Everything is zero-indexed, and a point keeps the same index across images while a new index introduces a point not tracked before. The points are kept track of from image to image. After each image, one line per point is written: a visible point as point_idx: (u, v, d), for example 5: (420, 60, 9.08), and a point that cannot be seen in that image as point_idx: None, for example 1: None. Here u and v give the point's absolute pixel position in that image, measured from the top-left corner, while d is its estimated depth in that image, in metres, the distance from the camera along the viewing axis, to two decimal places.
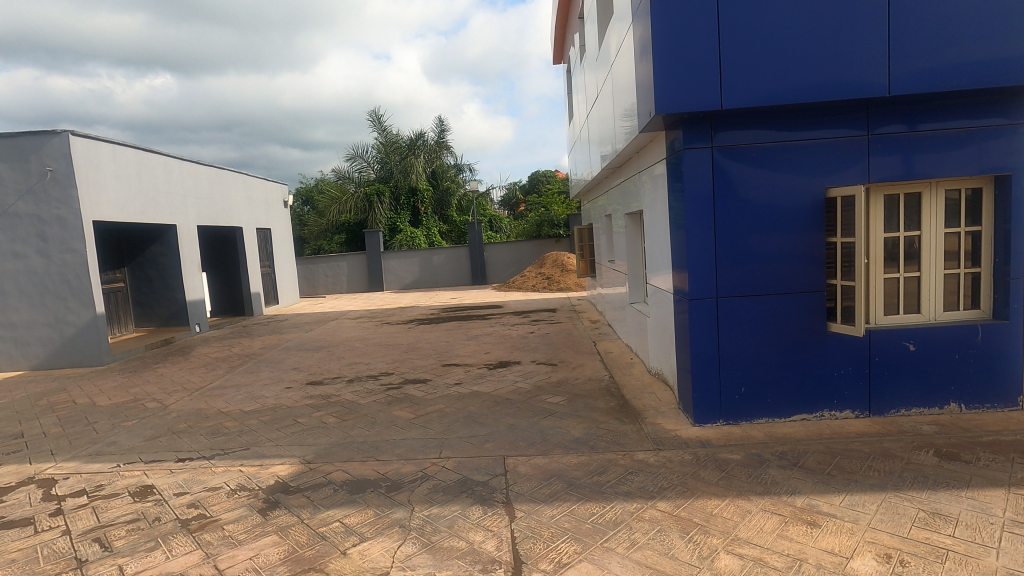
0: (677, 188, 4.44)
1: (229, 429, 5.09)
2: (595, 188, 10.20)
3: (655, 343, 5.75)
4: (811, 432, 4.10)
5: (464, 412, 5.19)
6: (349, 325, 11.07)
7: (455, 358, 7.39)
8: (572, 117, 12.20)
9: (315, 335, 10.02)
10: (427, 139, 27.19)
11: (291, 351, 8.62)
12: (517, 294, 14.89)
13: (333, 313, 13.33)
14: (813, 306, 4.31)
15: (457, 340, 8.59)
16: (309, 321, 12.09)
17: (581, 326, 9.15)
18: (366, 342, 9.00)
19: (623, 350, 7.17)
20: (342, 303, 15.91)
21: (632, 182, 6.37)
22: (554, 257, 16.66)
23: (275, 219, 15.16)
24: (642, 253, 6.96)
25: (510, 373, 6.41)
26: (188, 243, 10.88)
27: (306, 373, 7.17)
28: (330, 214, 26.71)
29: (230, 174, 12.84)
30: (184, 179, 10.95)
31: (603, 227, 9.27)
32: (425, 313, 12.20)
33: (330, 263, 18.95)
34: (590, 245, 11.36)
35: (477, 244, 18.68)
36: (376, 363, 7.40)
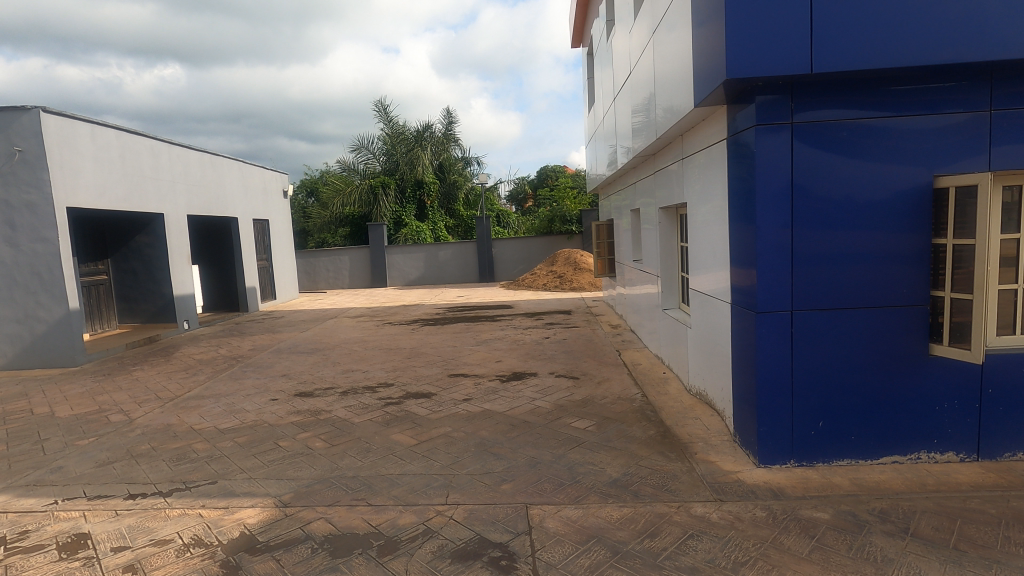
0: (742, 176, 3.61)
1: (198, 453, 4.32)
2: (617, 183, 9.37)
3: (699, 360, 4.93)
4: (911, 482, 3.28)
5: (474, 439, 4.39)
6: (348, 324, 10.29)
7: (463, 367, 6.59)
8: (591, 106, 11.36)
9: (311, 336, 9.25)
10: (434, 131, 26.40)
11: (283, 354, 7.85)
12: (528, 294, 14.07)
13: (332, 311, 12.55)
14: (912, 323, 3.48)
15: (465, 346, 7.79)
16: (306, 319, 11.33)
17: (601, 332, 8.34)
18: (365, 345, 8.21)
19: (653, 363, 6.36)
20: (343, 300, 15.15)
21: (671, 173, 5.54)
22: (566, 255, 15.85)
23: (273, 210, 14.40)
24: (677, 254, 6.13)
25: (527, 389, 5.60)
26: (177, 234, 10.15)
27: (296, 382, 6.39)
28: (334, 206, 25.93)
29: (225, 161, 12.08)
30: (173, 164, 10.20)
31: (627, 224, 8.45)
32: (430, 313, 11.41)
33: (332, 257, 18.18)
34: (609, 243, 10.52)
35: (485, 239, 17.87)
36: (374, 372, 6.60)
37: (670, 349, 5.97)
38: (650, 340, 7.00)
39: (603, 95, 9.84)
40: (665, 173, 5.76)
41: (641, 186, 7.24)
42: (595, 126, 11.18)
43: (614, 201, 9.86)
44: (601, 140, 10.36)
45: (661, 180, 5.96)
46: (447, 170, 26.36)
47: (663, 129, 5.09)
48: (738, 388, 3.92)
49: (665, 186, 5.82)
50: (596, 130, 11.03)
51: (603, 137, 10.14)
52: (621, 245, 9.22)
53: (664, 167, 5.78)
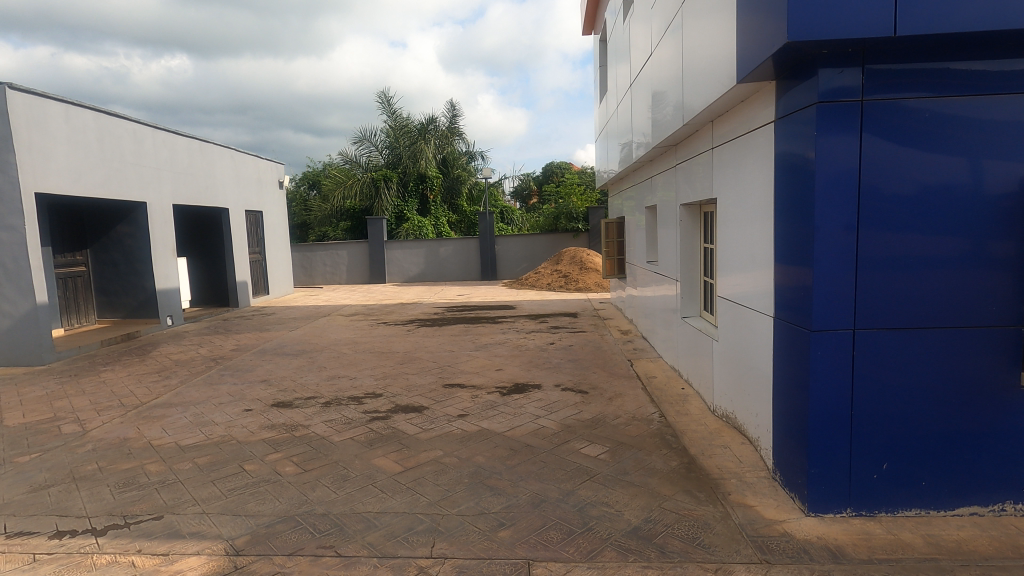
0: (796, 166, 3.00)
1: (149, 477, 3.75)
2: (629, 178, 8.75)
3: (727, 378, 4.32)
4: (1000, 544, 2.68)
5: (469, 466, 3.80)
6: (340, 323, 9.71)
7: (460, 377, 6.00)
8: (602, 97, 10.74)
9: (300, 335, 8.67)
10: (439, 124, 25.78)
11: (266, 356, 7.27)
12: (532, 294, 13.47)
13: (326, 308, 11.98)
14: (1001, 348, 2.87)
15: (463, 351, 7.20)
16: (297, 317, 10.75)
17: (610, 338, 7.74)
18: (355, 348, 7.62)
19: (670, 376, 5.75)
20: (339, 296, 14.57)
21: (696, 165, 4.93)
22: (572, 254, 15.25)
23: (268, 201, 13.83)
24: (700, 256, 5.52)
25: (530, 404, 5.00)
26: (162, 224, 9.58)
27: (276, 389, 5.81)
28: (334, 199, 25.35)
29: (216, 148, 11.49)
30: (158, 150, 9.62)
31: (641, 222, 7.84)
32: (428, 312, 10.83)
33: (330, 251, 17.60)
34: (618, 242, 9.91)
35: (488, 236, 17.27)
36: (363, 380, 6.01)
37: (690, 361, 5.36)
38: (665, 350, 6.38)
39: (616, 84, 9.21)
40: (688, 165, 5.15)
41: (658, 182, 6.62)
42: (606, 118, 10.54)
43: (626, 198, 9.24)
44: (613, 133, 9.73)
45: (684, 173, 5.35)
46: (450, 164, 25.72)
47: (691, 114, 4.47)
48: (782, 419, 3.32)
49: (689, 180, 5.21)
50: (607, 123, 10.40)
51: (615, 130, 9.53)
52: (633, 245, 8.61)
53: (688, 159, 5.17)
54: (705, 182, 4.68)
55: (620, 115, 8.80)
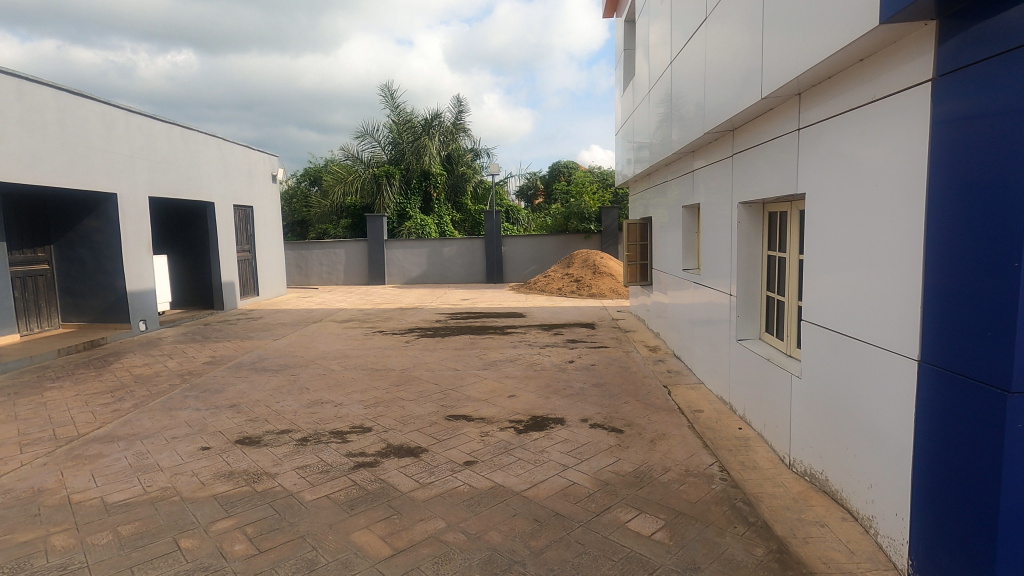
0: (981, 145, 2.01)
1: (48, 559, 2.77)
2: (660, 174, 7.75)
3: (813, 426, 3.33)
4: None
5: (480, 549, 2.81)
6: (332, 332, 8.74)
7: (466, 406, 5.01)
8: (624, 85, 9.78)
9: (284, 346, 7.70)
10: (444, 119, 24.81)
11: (241, 372, 6.29)
12: (542, 299, 12.51)
13: (318, 312, 11.02)
14: None
15: (469, 371, 6.21)
16: (286, 323, 9.79)
17: (637, 356, 6.75)
18: (345, 363, 6.64)
19: (720, 412, 4.74)
20: (335, 298, 13.61)
21: (768, 152, 3.94)
22: (584, 257, 14.31)
23: (259, 196, 12.88)
24: (761, 266, 4.51)
25: (554, 449, 4.01)
26: (134, 218, 8.62)
27: (244, 418, 4.83)
28: (334, 195, 24.42)
29: (201, 137, 10.55)
30: (132, 136, 8.66)
31: (675, 225, 6.85)
32: (429, 320, 9.86)
33: (326, 250, 16.63)
34: (641, 246, 8.95)
35: (494, 237, 16.31)
36: (350, 408, 5.03)
37: (749, 396, 4.36)
38: (709, 376, 5.38)
39: (642, 70, 8.21)
40: (755, 153, 4.16)
41: (704, 177, 5.62)
42: (628, 110, 9.55)
43: (655, 197, 8.25)
44: (638, 125, 8.74)
45: (747, 165, 4.36)
46: (455, 161, 24.74)
47: (773, 84, 3.48)
48: (925, 505, 2.34)
49: (755, 171, 4.21)
50: (629, 115, 9.40)
51: (640, 122, 8.55)
52: (663, 250, 7.61)
53: (755, 146, 4.19)
54: (785, 173, 3.69)
55: (648, 103, 7.79)
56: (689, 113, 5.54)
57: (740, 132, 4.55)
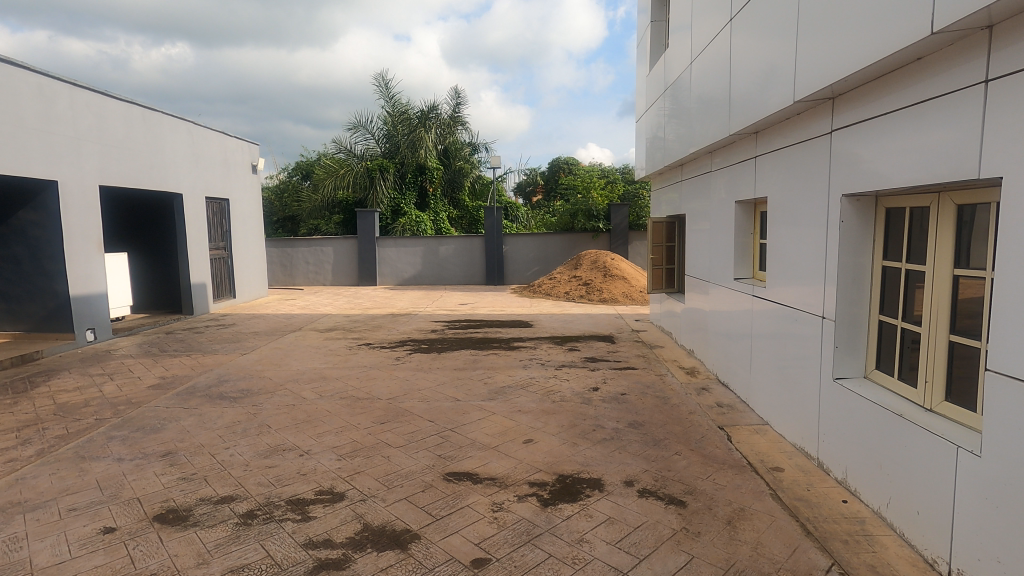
0: None
1: None
2: (699, 164, 6.59)
3: (1003, 532, 2.22)
4: None
5: None
6: (310, 344, 7.56)
7: (470, 458, 3.85)
8: (647, 65, 8.61)
9: (251, 363, 6.51)
10: (441, 111, 23.52)
11: (190, 402, 5.10)
12: (548, 304, 11.38)
13: (298, 319, 9.82)
14: None
15: (473, 402, 5.05)
16: (260, 332, 8.60)
17: (673, 381, 5.61)
18: (321, 389, 5.46)
19: (806, 471, 3.60)
20: (320, 300, 12.42)
21: (915, 120, 2.79)
22: (594, 257, 13.23)
23: (236, 187, 11.65)
24: (870, 282, 3.38)
25: (597, 538, 2.86)
26: (81, 211, 7.41)
27: (177, 474, 3.65)
28: (324, 189, 23.17)
29: (166, 119, 9.32)
30: (79, 114, 7.44)
31: (721, 225, 5.72)
32: (423, 329, 8.68)
33: (313, 247, 15.40)
34: (668, 248, 7.83)
35: (495, 235, 15.13)
36: (318, 459, 3.85)
37: (856, 457, 3.24)
38: (777, 418, 4.25)
39: (676, 43, 7.02)
40: (889, 124, 3.00)
41: (778, 164, 4.47)
42: (653, 92, 8.37)
43: (687, 193, 7.09)
44: (665, 110, 7.58)
45: (868, 144, 3.22)
46: (453, 155, 23.50)
47: (949, 16, 2.35)
48: None
49: (882, 150, 3.07)
50: (654, 99, 8.23)
51: (669, 105, 7.39)
52: (700, 254, 6.46)
53: (885, 114, 3.04)
54: (955, 147, 2.53)
55: (685, 80, 6.62)
56: (765, 80, 4.37)
57: (852, 99, 3.40)
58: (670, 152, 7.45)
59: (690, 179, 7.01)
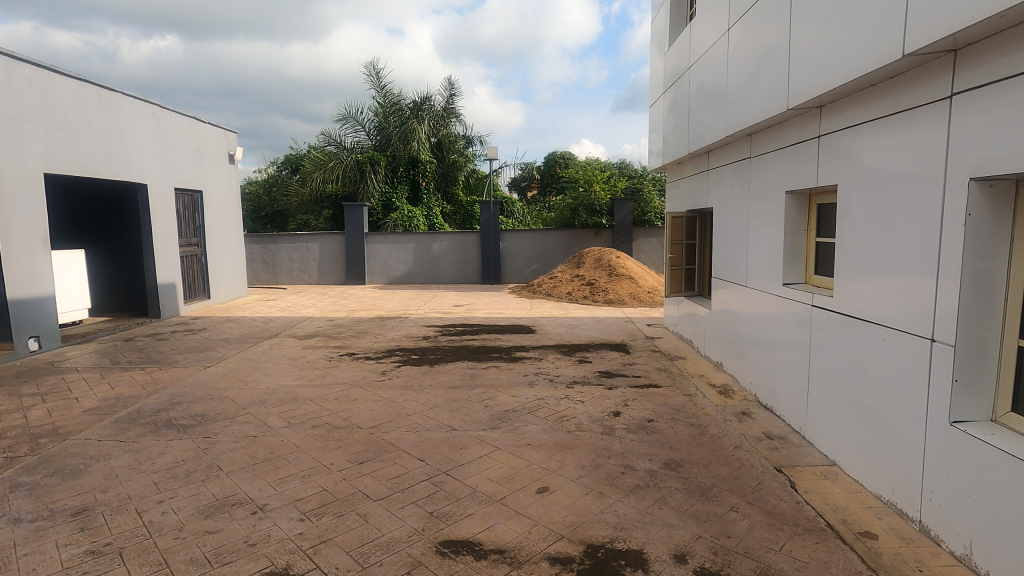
0: None
1: None
2: (728, 152, 5.69)
3: None
4: None
5: None
6: (286, 354, 6.69)
7: (470, 518, 3.00)
8: (662, 44, 7.77)
9: (214, 378, 5.63)
10: (434, 102, 22.53)
11: (130, 432, 4.23)
12: (550, 306, 10.55)
13: (276, 323, 8.92)
14: None
15: (471, 432, 4.21)
16: (232, 338, 7.72)
17: (706, 403, 4.79)
18: (289, 415, 4.60)
19: (907, 537, 2.78)
20: (304, 301, 11.53)
21: None
22: (596, 255, 12.43)
23: (210, 178, 10.71)
24: (1002, 295, 2.57)
25: None
26: (22, 202, 6.48)
27: (85, 545, 2.78)
28: (312, 183, 22.21)
29: (128, 102, 8.39)
30: (20, 92, 6.51)
31: (759, 219, 4.85)
32: (414, 336, 7.81)
33: (297, 244, 14.47)
34: (687, 246, 7.02)
35: (491, 231, 14.26)
36: (275, 520, 2.99)
37: (987, 528, 2.43)
38: (853, 460, 3.41)
39: (700, 15, 6.15)
40: None
41: (845, 146, 3.61)
42: (668, 74, 7.51)
43: (712, 185, 6.21)
44: (685, 91, 6.70)
45: (1019, 104, 2.31)
46: (446, 148, 22.57)
47: None
48: None
49: None
50: (670, 81, 7.35)
51: (690, 86, 6.52)
52: (732, 253, 5.61)
53: None
54: None
55: (711, 54, 5.71)
56: (833, 38, 3.47)
57: (983, 48, 2.49)
58: (687, 140, 6.61)
59: (714, 169, 6.11)
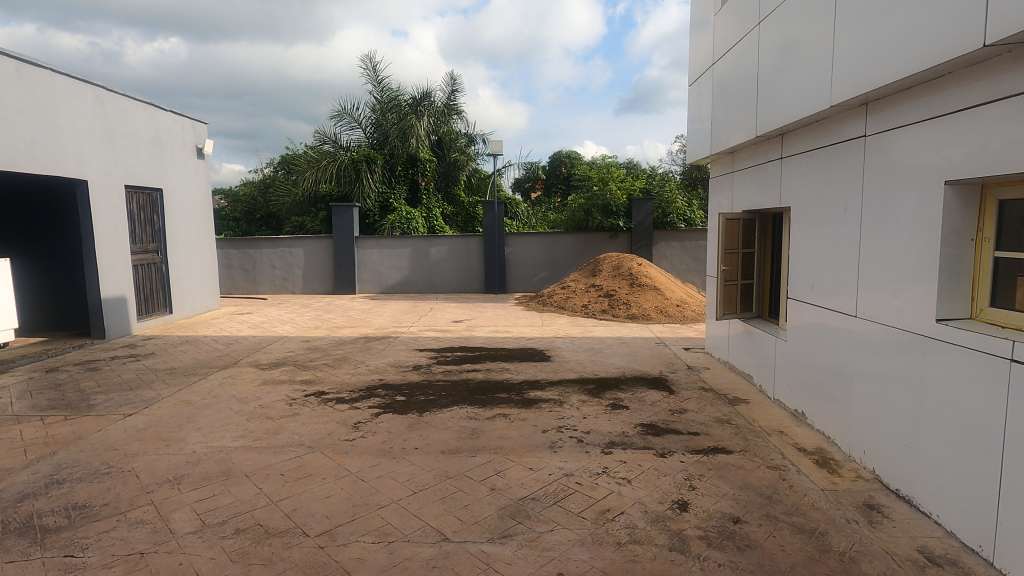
0: None
1: None
2: (814, 132, 4.23)
3: None
4: None
5: None
6: (237, 393, 5.27)
7: None
8: (704, 10, 6.33)
9: (128, 435, 4.21)
10: (434, 97, 21.08)
11: None
12: (564, 322, 9.11)
13: (241, 345, 7.51)
14: None
15: (472, 547, 2.77)
16: (179, 368, 6.31)
17: (808, 486, 3.35)
18: (208, 507, 3.17)
19: None
20: (282, 314, 10.12)
21: None
22: (615, 262, 11.00)
23: (173, 175, 9.32)
24: None
25: None
26: None
27: None
28: (304, 182, 20.89)
29: (62, 81, 6.99)
30: None
31: (881, 223, 3.42)
32: (402, 364, 6.38)
33: (280, 249, 13.07)
34: (742, 256, 5.58)
35: (495, 235, 12.84)
36: None
37: None
38: None
39: None
40: None
41: None
42: (712, 45, 6.07)
43: (783, 178, 4.76)
44: (741, 61, 5.25)
45: None
46: (447, 146, 21.15)
47: None
48: None
49: None
50: (717, 50, 5.89)
51: (748, 54, 5.08)
52: (821, 268, 4.16)
53: None
54: None
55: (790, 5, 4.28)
56: None
57: None
58: (744, 123, 5.19)
59: (787, 158, 4.67)
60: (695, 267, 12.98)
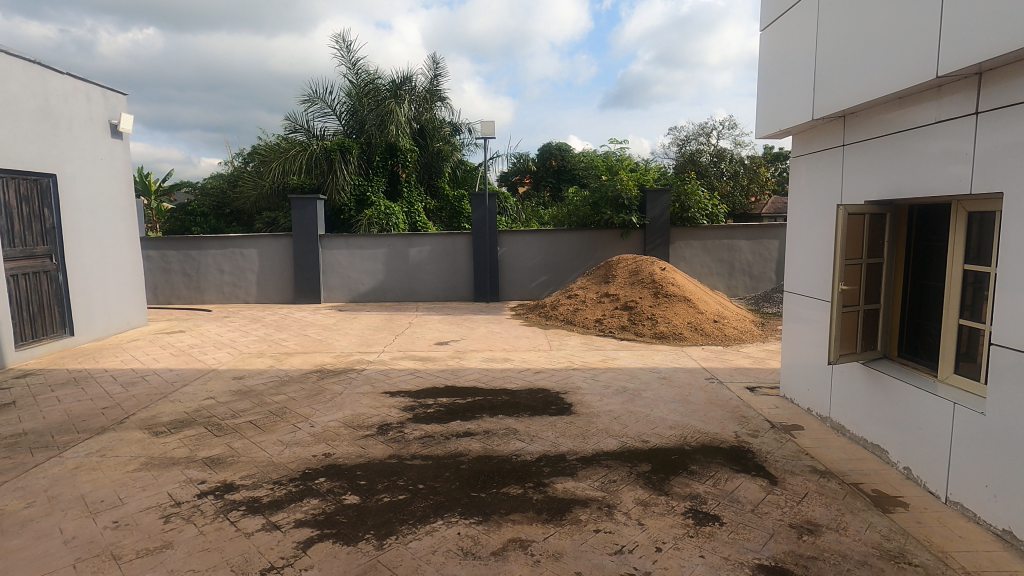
0: None
1: None
2: None
3: None
4: None
5: None
6: (90, 492, 3.31)
7: None
8: None
9: None
10: (415, 81, 18.99)
11: None
12: (577, 345, 7.21)
13: (144, 385, 5.51)
14: None
15: None
16: (33, 431, 4.32)
17: None
18: None
19: None
20: (222, 333, 8.10)
21: None
22: (633, 266, 9.16)
23: (75, 157, 7.25)
24: None
25: None
26: None
27: None
28: (270, 174, 18.73)
29: None
30: None
31: None
32: (363, 422, 4.45)
33: (231, 250, 11.00)
34: (863, 269, 3.75)
35: (486, 233, 10.93)
36: None
37: None
38: None
39: None
40: None
41: None
42: None
43: (976, 143, 2.91)
44: None
45: None
46: (430, 135, 19.11)
47: None
48: None
49: None
50: None
51: None
52: None
53: None
54: None
55: None
56: None
57: None
58: (885, 65, 3.33)
59: (993, 115, 2.81)
60: (719, 271, 11.15)
